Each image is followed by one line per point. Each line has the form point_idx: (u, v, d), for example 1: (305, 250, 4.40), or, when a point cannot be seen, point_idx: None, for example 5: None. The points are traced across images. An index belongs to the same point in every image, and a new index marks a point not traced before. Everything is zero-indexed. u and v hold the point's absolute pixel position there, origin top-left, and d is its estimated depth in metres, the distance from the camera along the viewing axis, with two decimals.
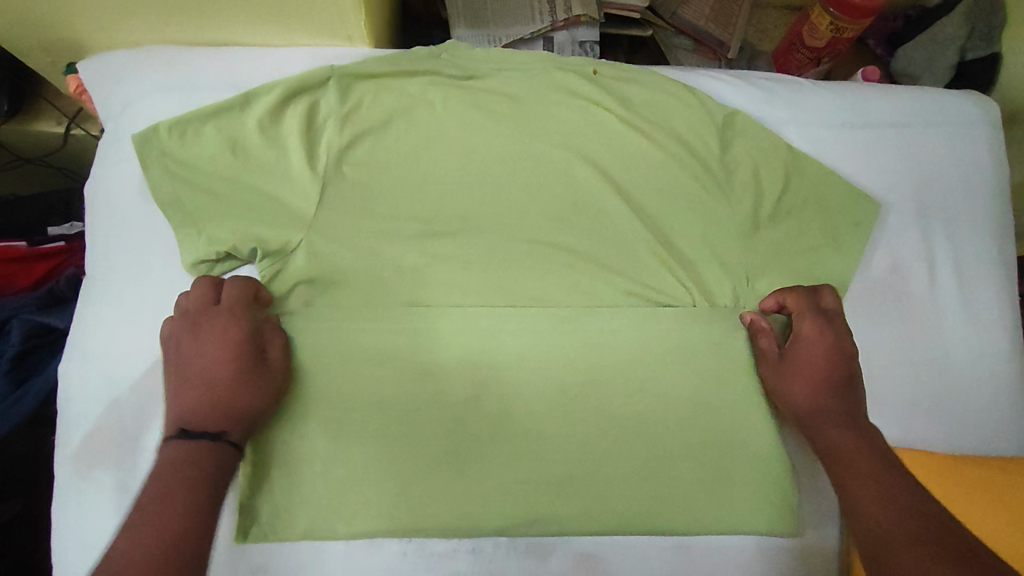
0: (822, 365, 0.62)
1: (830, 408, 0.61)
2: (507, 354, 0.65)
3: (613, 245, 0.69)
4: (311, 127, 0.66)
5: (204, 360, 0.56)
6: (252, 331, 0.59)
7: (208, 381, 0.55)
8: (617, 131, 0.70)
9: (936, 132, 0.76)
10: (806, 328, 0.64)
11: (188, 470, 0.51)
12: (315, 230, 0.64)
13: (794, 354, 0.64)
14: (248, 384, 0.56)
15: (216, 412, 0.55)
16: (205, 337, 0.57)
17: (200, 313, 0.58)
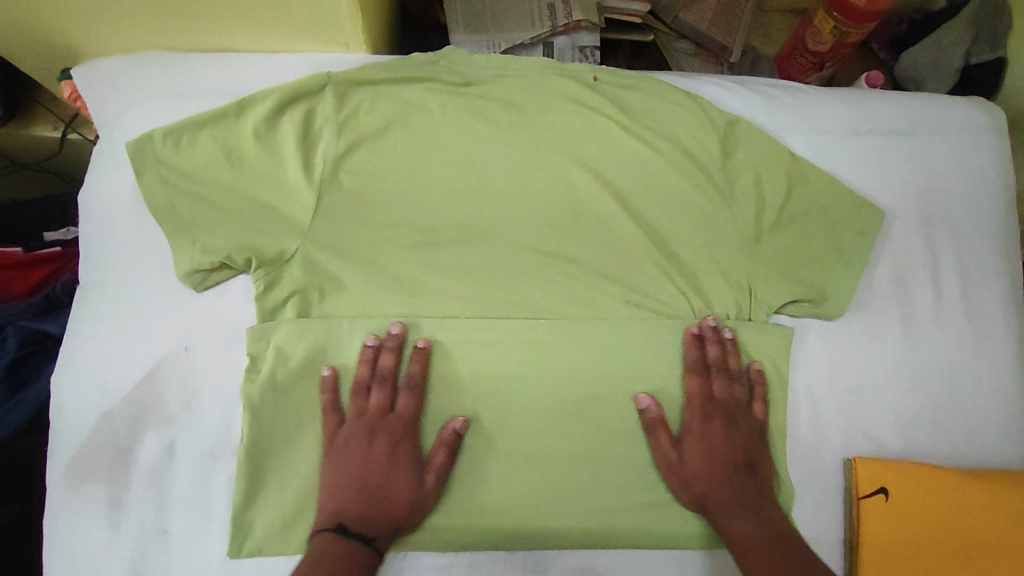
0: (720, 457, 0.63)
1: (718, 493, 0.61)
2: (506, 365, 0.64)
3: (613, 254, 0.67)
4: (308, 135, 0.65)
5: (374, 468, 0.59)
6: (411, 439, 0.61)
7: (376, 490, 0.59)
8: (617, 138, 0.69)
9: (941, 139, 0.74)
10: (695, 420, 0.64)
11: (320, 558, 0.54)
12: (311, 240, 0.63)
13: (688, 447, 0.63)
14: (404, 487, 0.59)
15: (389, 510, 0.58)
16: (378, 446, 0.60)
17: (354, 421, 0.60)
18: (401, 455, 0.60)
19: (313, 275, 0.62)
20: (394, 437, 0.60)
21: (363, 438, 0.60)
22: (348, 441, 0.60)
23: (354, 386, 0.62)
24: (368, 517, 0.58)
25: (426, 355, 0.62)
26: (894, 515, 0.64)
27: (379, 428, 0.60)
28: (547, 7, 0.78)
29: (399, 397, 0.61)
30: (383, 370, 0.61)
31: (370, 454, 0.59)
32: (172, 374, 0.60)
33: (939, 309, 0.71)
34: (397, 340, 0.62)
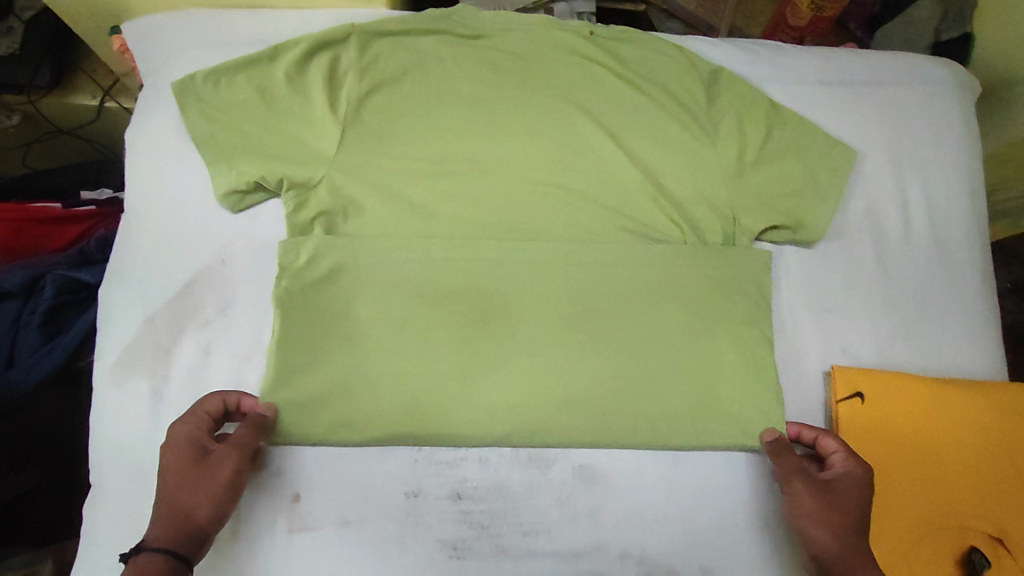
0: (868, 509, 0.63)
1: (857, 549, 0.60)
2: (511, 282, 0.70)
3: (608, 185, 0.74)
4: (333, 78, 0.73)
5: (163, 478, 0.58)
6: (196, 437, 0.59)
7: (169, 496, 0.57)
8: (611, 84, 0.77)
9: (906, 89, 0.82)
10: (853, 469, 0.64)
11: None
12: (336, 167, 0.70)
13: (838, 486, 0.63)
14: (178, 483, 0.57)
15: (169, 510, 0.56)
16: (167, 455, 0.59)
17: (189, 429, 0.60)
18: (180, 459, 0.58)
19: (337, 199, 0.69)
20: (181, 448, 0.58)
21: (190, 452, 0.58)
22: (178, 450, 0.59)
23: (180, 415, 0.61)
24: (178, 526, 0.56)
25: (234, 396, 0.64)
26: (870, 419, 0.70)
27: (191, 444, 0.59)
28: None
29: (212, 406, 0.62)
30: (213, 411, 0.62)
31: (177, 464, 0.58)
32: (209, 283, 0.67)
33: (909, 239, 0.77)
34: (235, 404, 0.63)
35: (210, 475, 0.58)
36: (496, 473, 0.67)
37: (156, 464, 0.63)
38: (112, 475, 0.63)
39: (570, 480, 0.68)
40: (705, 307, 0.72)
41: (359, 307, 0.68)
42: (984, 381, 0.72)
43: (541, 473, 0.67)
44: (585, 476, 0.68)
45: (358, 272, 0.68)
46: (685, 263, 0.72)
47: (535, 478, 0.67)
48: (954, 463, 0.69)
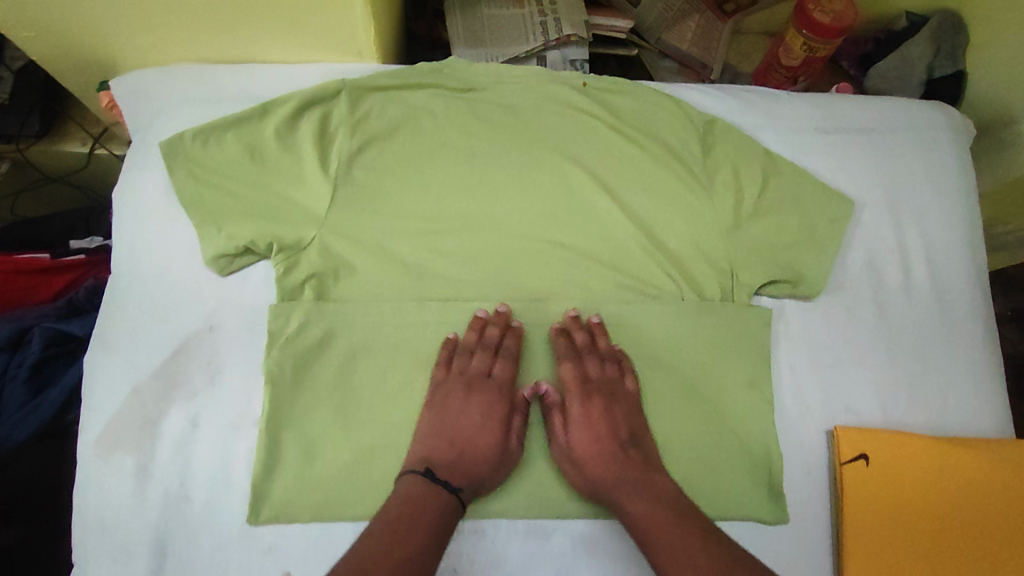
0: (597, 427, 0.66)
1: (615, 473, 0.64)
2: (506, 344, 0.68)
3: (605, 242, 0.73)
4: (324, 135, 0.72)
5: (466, 420, 0.65)
6: (508, 406, 0.67)
7: (457, 436, 0.64)
8: (605, 137, 0.76)
9: (902, 136, 0.81)
10: (575, 405, 0.67)
11: (411, 495, 0.60)
12: (328, 228, 0.69)
13: (573, 427, 0.66)
14: (486, 430, 0.65)
15: (471, 458, 0.63)
16: (473, 401, 0.66)
17: (453, 380, 0.67)
18: (482, 409, 0.66)
19: (329, 260, 0.68)
20: (482, 399, 0.66)
21: (461, 393, 0.66)
22: (449, 396, 0.66)
23: (460, 348, 0.68)
24: (454, 462, 0.63)
25: (520, 334, 0.69)
26: (875, 482, 0.68)
27: (476, 388, 0.66)
28: (539, 24, 0.85)
29: (497, 365, 0.68)
30: (490, 342, 0.68)
31: (465, 408, 0.66)
32: (196, 352, 0.65)
33: (908, 290, 0.76)
34: (503, 318, 0.68)
35: (506, 441, 0.65)
36: (493, 545, 0.64)
37: (142, 545, 0.61)
38: (95, 555, 0.60)
39: (570, 552, 0.65)
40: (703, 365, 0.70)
41: (349, 374, 0.66)
42: (991, 438, 0.70)
43: (540, 544, 0.65)
44: (586, 546, 0.65)
45: (352, 336, 0.67)
46: (683, 320, 0.71)
47: (534, 550, 0.65)
48: (964, 523, 0.67)
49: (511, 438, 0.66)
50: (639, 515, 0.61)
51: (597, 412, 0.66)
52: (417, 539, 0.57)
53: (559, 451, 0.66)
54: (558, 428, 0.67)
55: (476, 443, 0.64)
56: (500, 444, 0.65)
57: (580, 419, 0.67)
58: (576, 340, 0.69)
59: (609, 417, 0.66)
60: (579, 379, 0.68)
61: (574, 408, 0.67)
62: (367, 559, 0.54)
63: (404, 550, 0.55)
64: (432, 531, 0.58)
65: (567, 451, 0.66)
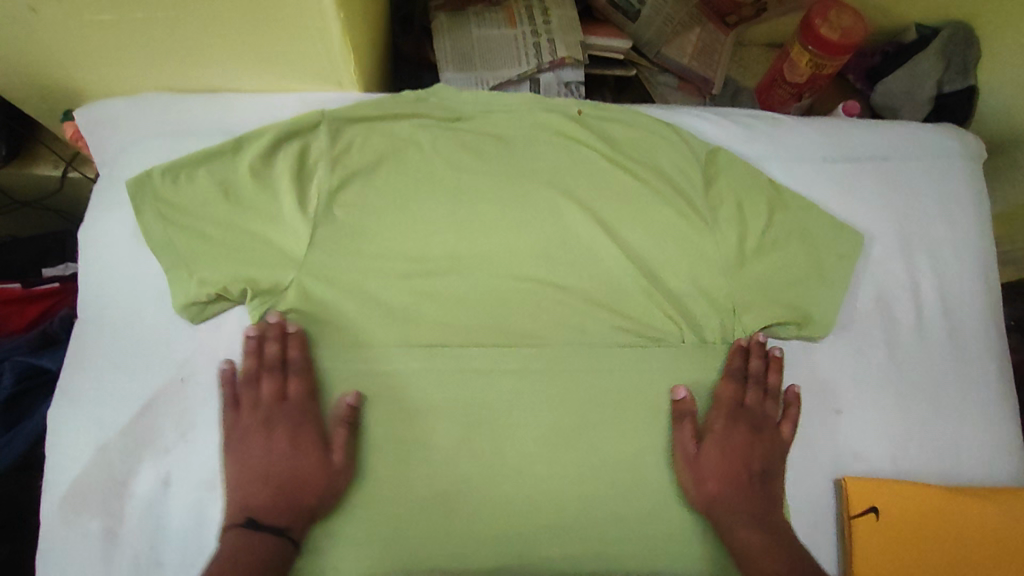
0: (732, 452, 0.65)
1: (733, 500, 0.63)
2: (496, 394, 0.64)
3: (601, 282, 0.69)
4: (302, 169, 0.67)
5: (263, 455, 0.60)
6: (295, 424, 0.61)
7: (266, 473, 0.59)
8: (602, 169, 0.72)
9: (914, 164, 0.77)
10: (720, 422, 0.66)
11: (234, 554, 0.55)
12: (307, 270, 0.64)
13: (707, 447, 0.64)
14: (296, 455, 0.60)
15: (287, 493, 0.58)
16: (274, 437, 0.60)
17: (247, 413, 0.61)
18: (302, 437, 0.61)
19: (308, 305, 0.64)
20: (281, 425, 0.61)
21: (263, 431, 0.60)
22: (247, 431, 0.60)
23: (242, 380, 0.62)
24: (281, 505, 0.58)
25: (302, 338, 0.63)
26: (887, 536, 0.65)
27: (274, 416, 0.61)
28: (532, 46, 0.81)
29: (289, 383, 0.62)
30: (273, 361, 0.62)
31: (269, 442, 0.60)
32: (166, 407, 0.61)
33: (920, 329, 0.72)
34: (277, 329, 0.62)
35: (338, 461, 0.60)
36: None
37: None
38: None
39: None
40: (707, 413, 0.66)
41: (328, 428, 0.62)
42: (1008, 489, 0.67)
43: None
44: None
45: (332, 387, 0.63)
46: (684, 366, 0.67)
47: None
48: None
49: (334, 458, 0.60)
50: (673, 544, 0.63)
51: (738, 437, 0.65)
52: None
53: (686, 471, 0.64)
54: (693, 450, 0.64)
55: (287, 472, 0.59)
56: (318, 466, 0.60)
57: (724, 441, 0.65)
58: (751, 365, 0.67)
59: (738, 442, 0.65)
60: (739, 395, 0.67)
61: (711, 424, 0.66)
62: None
63: None
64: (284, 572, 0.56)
65: (699, 470, 0.63)
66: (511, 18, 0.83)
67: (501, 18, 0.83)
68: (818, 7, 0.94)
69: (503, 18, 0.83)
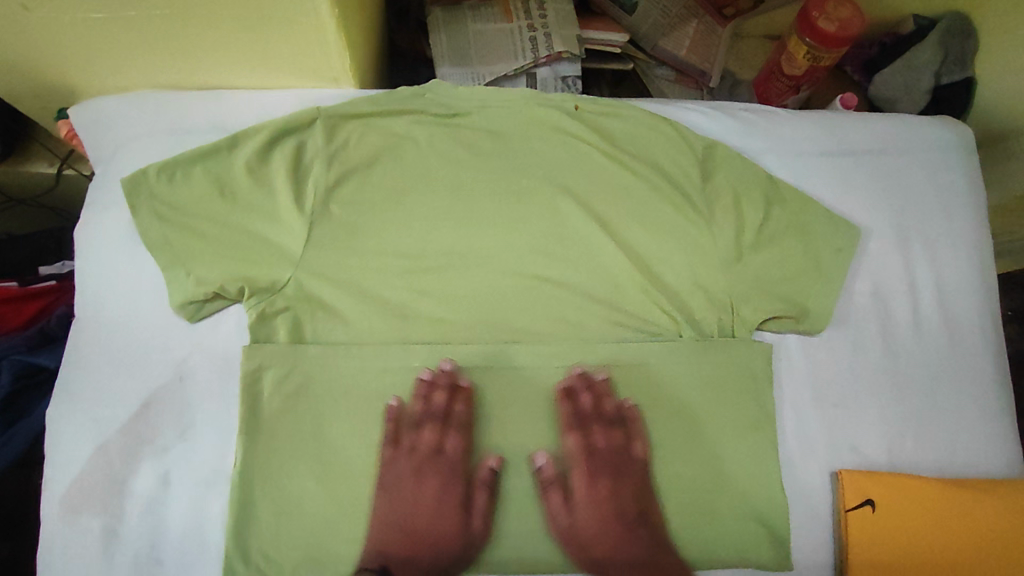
0: (635, 479, 0.64)
1: (618, 538, 0.63)
2: (494, 391, 0.65)
3: (598, 278, 0.69)
4: (298, 167, 0.67)
5: (417, 505, 0.62)
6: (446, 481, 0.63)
7: (406, 525, 0.61)
8: (599, 165, 0.72)
9: (911, 158, 0.77)
10: (580, 486, 0.64)
11: None
12: (305, 268, 0.65)
13: (602, 476, 0.64)
14: (439, 508, 0.62)
15: (426, 546, 0.61)
16: (426, 485, 0.63)
17: (403, 455, 0.63)
18: (451, 495, 0.62)
19: (306, 303, 0.64)
20: (437, 477, 0.63)
21: (413, 476, 0.63)
22: (291, 473, 0.60)
23: (405, 422, 0.63)
24: (381, 551, 0.59)
25: (472, 394, 0.64)
26: (884, 527, 0.65)
27: (428, 467, 0.63)
28: (528, 40, 0.80)
29: (450, 438, 0.64)
30: (438, 410, 0.63)
31: (419, 489, 0.63)
32: (164, 406, 0.61)
33: (917, 322, 0.73)
34: (448, 378, 0.64)
35: (449, 507, 0.62)
36: None
37: None
38: None
39: None
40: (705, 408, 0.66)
41: (327, 426, 0.62)
42: (1005, 481, 0.67)
43: None
44: None
45: (331, 385, 0.63)
46: (682, 361, 0.67)
47: None
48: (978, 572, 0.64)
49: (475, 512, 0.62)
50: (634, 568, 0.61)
51: (629, 471, 0.65)
52: None
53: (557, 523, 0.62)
54: (644, 452, 0.65)
55: (433, 526, 0.62)
56: (458, 520, 0.61)
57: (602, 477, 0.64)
58: (582, 403, 0.65)
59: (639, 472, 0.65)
60: (586, 451, 0.65)
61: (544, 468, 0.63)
62: None
63: None
64: None
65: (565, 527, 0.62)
66: (507, 12, 0.82)
67: (497, 11, 0.82)
68: None
69: (499, 11, 0.82)
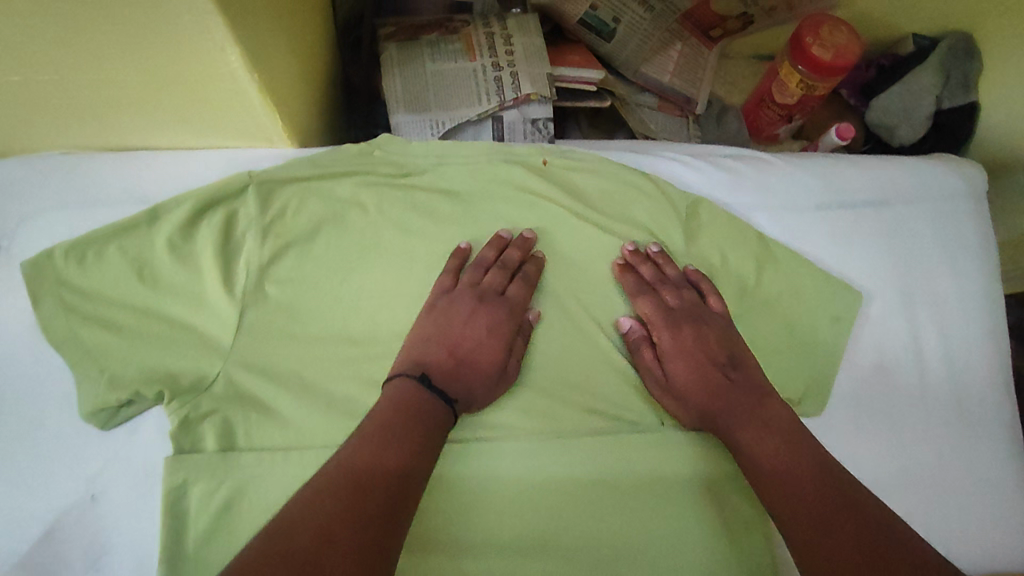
0: (700, 335, 0.61)
1: (721, 406, 0.57)
2: (453, 498, 0.56)
3: (571, 357, 0.61)
4: (228, 242, 0.59)
5: (473, 335, 0.58)
6: (479, 302, 0.59)
7: (450, 345, 0.57)
8: (571, 228, 0.64)
9: (918, 211, 0.69)
10: (666, 340, 0.61)
11: (400, 403, 0.52)
12: (237, 360, 0.57)
13: (669, 340, 0.61)
14: (483, 330, 0.58)
15: (473, 366, 0.57)
16: (478, 317, 0.58)
17: (464, 289, 0.60)
18: (497, 329, 0.59)
19: (235, 402, 0.57)
20: (478, 338, 0.58)
21: (469, 307, 0.59)
22: (454, 306, 0.59)
23: (473, 261, 0.61)
24: (457, 383, 0.55)
25: (542, 265, 0.63)
26: None
27: (488, 300, 0.59)
28: (493, 81, 0.72)
29: (512, 284, 0.61)
30: (511, 265, 0.61)
31: (470, 320, 0.58)
32: (74, 530, 0.53)
33: (923, 394, 0.66)
34: (522, 244, 0.62)
35: (499, 344, 0.58)
36: None
37: None
38: None
39: None
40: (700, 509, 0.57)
41: None
42: None
43: None
44: None
45: (267, 496, 0.55)
46: (669, 455, 0.58)
47: None
48: None
49: (511, 370, 0.59)
50: (792, 479, 0.51)
51: (688, 346, 0.60)
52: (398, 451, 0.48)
53: (654, 385, 0.61)
54: (674, 300, 0.62)
55: (478, 342, 0.58)
56: (500, 378, 0.58)
57: (675, 356, 0.60)
58: (643, 274, 0.63)
59: (700, 326, 0.61)
60: (661, 314, 0.61)
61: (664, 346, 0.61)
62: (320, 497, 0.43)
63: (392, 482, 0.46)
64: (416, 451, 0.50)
65: (669, 402, 0.60)
66: (470, 49, 0.74)
67: (458, 48, 0.74)
68: (810, 22, 0.84)
69: (461, 48, 0.74)
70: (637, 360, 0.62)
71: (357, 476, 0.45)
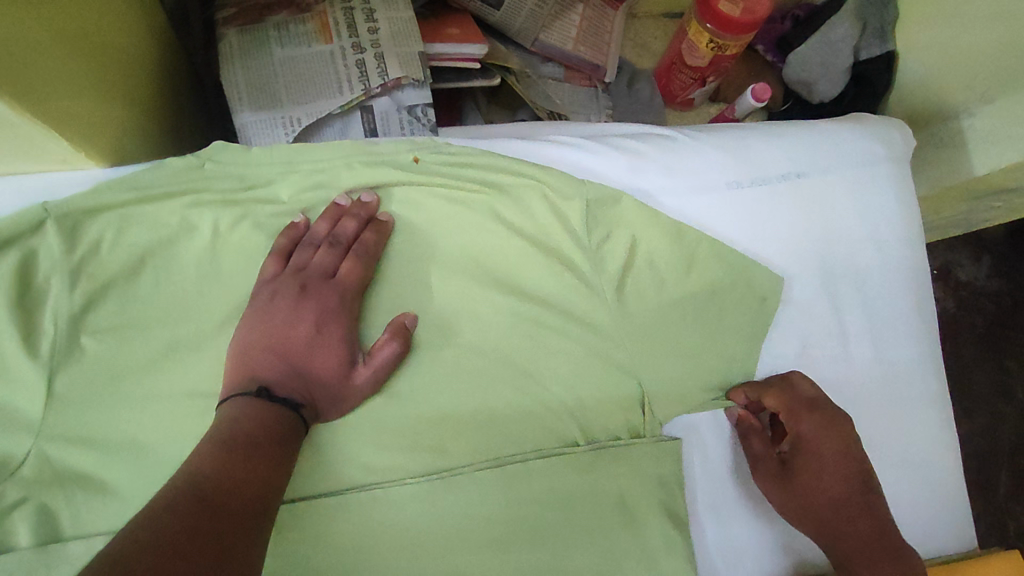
0: (842, 448, 0.54)
1: (841, 510, 0.52)
2: (325, 567, 0.47)
3: (458, 383, 0.52)
4: (28, 291, 0.48)
5: (301, 331, 0.48)
6: (321, 286, 0.50)
7: (281, 348, 0.47)
8: (452, 231, 0.55)
9: (835, 179, 0.62)
10: (794, 425, 0.54)
11: (235, 421, 0.43)
12: (52, 434, 0.47)
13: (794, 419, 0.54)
14: (320, 321, 0.49)
15: (318, 377, 0.47)
16: (308, 310, 0.49)
17: (287, 276, 0.50)
18: (333, 327, 0.49)
19: (55, 483, 0.46)
20: (312, 332, 0.48)
21: (292, 297, 0.49)
22: (278, 297, 0.49)
23: (304, 240, 0.52)
24: (298, 386, 0.47)
25: (388, 231, 0.53)
26: None
27: (313, 289, 0.49)
28: (355, 65, 0.63)
29: (344, 263, 0.51)
30: (345, 239, 0.52)
31: (296, 316, 0.48)
32: None
33: (850, 381, 0.60)
34: (363, 210, 0.53)
35: (339, 339, 0.49)
36: None
37: None
38: None
39: None
40: (624, 551, 0.50)
41: None
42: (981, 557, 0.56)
43: None
44: None
45: None
46: (577, 482, 0.51)
47: None
48: None
49: (372, 372, 0.49)
50: None
51: (831, 446, 0.54)
52: (245, 476, 0.40)
53: (760, 470, 0.55)
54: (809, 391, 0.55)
55: (314, 340, 0.48)
56: (351, 384, 0.48)
57: (811, 438, 0.54)
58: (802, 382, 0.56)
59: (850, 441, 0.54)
60: (786, 402, 0.54)
61: (796, 421, 0.54)
62: (163, 511, 0.35)
63: (239, 498, 0.39)
64: (269, 472, 0.42)
65: (781, 503, 0.54)
66: (325, 29, 0.64)
67: (312, 29, 0.64)
68: None
69: (314, 29, 0.64)
70: (747, 450, 0.56)
71: (203, 497, 0.37)
